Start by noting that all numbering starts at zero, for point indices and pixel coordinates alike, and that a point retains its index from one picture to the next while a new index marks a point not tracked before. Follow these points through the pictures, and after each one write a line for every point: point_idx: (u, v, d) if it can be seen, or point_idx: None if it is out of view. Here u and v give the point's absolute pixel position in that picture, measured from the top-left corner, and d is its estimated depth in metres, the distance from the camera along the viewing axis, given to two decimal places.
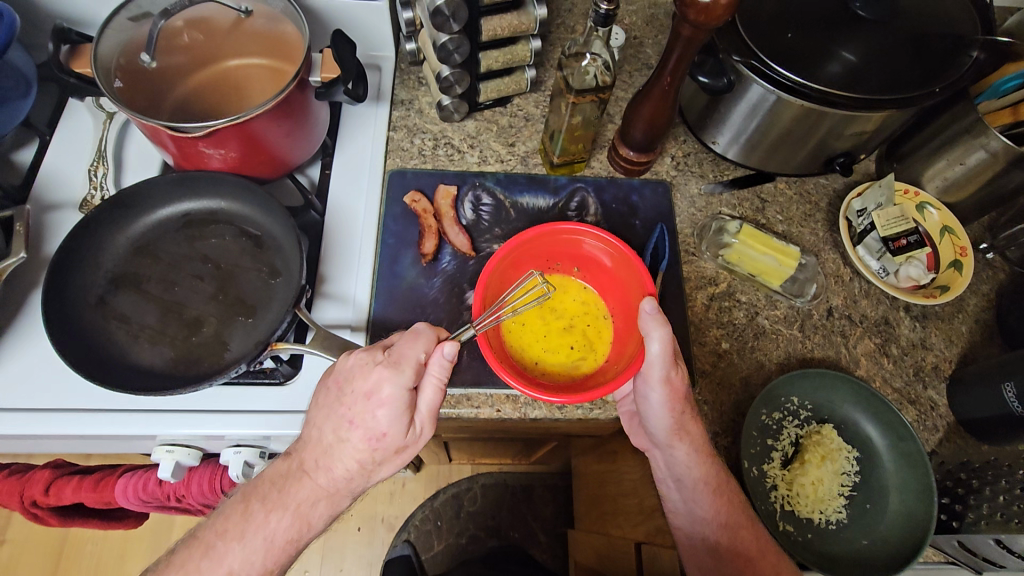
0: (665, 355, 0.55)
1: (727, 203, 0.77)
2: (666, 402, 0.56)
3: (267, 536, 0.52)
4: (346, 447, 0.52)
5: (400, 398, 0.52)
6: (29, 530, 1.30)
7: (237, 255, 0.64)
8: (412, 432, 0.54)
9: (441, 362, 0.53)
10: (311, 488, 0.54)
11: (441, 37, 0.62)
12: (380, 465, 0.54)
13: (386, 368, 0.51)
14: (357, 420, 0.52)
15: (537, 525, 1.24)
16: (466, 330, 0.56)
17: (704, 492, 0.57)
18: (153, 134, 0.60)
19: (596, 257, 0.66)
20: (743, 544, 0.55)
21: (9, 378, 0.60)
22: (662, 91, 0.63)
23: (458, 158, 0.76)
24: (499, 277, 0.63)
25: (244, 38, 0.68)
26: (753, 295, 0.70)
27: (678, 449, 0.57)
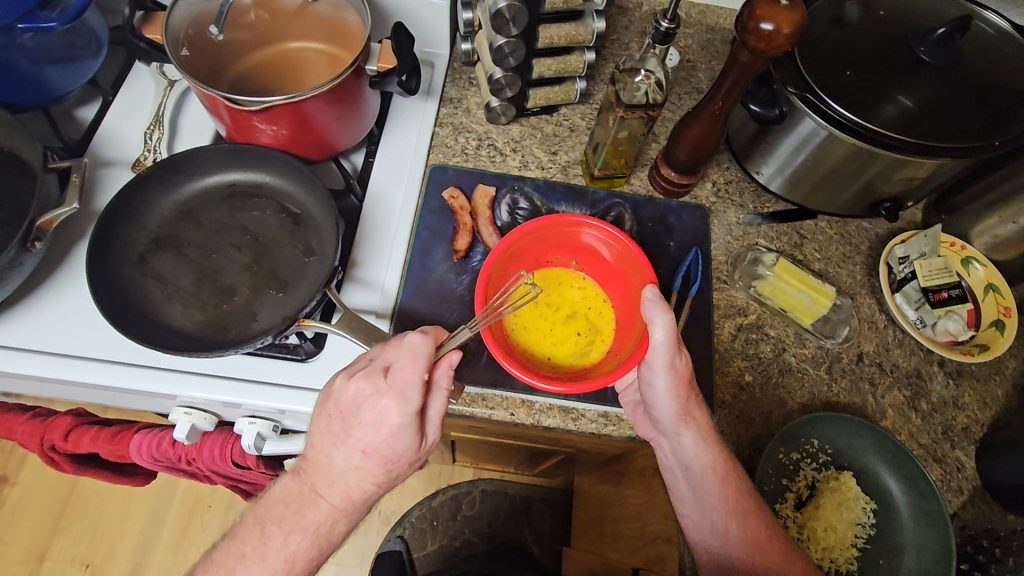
0: (670, 341, 0.55)
1: (766, 235, 0.75)
2: (672, 388, 0.57)
3: (287, 557, 0.55)
4: (362, 473, 0.54)
5: (412, 422, 0.53)
6: (38, 476, 1.33)
7: (275, 230, 0.65)
8: (424, 445, 0.56)
9: (446, 369, 0.54)
10: (324, 508, 0.55)
11: (498, 39, 0.63)
12: (393, 480, 0.57)
13: (392, 398, 0.52)
14: (370, 450, 0.54)
15: (533, 538, 1.25)
16: (461, 330, 0.55)
17: (713, 478, 0.56)
18: (212, 104, 0.62)
19: (596, 248, 0.66)
20: (747, 528, 0.56)
21: (48, 323, 0.62)
22: (712, 115, 0.63)
23: (499, 161, 0.76)
24: (501, 272, 0.63)
25: (309, 22, 0.70)
26: (782, 331, 0.69)
27: (685, 436, 0.57)
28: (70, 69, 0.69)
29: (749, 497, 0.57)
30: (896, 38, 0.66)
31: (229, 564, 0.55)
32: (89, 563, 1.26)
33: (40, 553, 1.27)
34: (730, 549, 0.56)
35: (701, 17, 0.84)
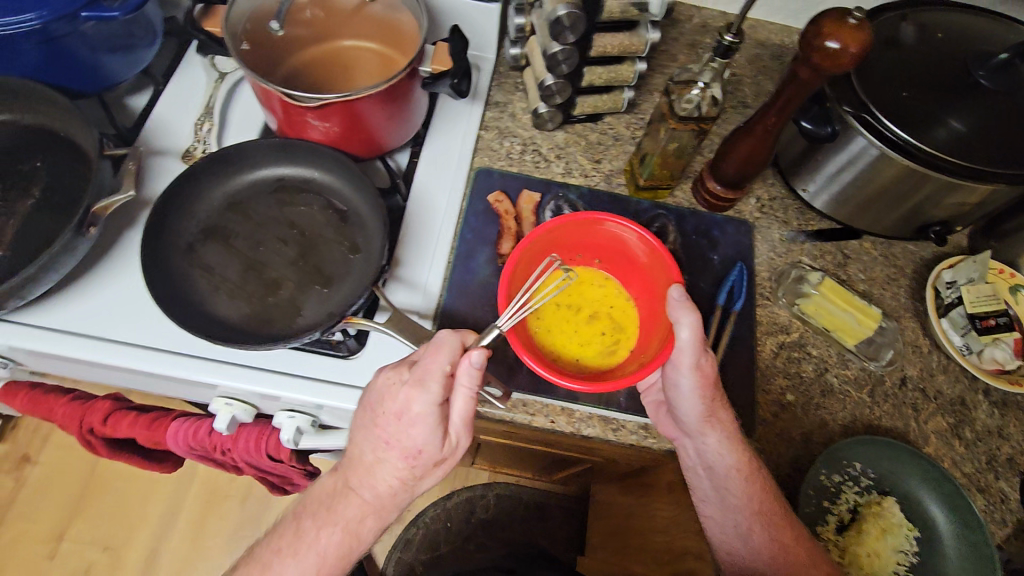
0: (697, 341, 0.56)
1: (809, 253, 0.75)
2: (697, 389, 0.56)
3: (319, 552, 0.55)
4: (386, 465, 0.55)
5: (431, 415, 0.53)
6: (60, 456, 1.35)
7: (322, 225, 0.66)
8: (448, 444, 0.56)
9: (470, 369, 0.51)
10: (360, 503, 0.57)
11: (554, 46, 0.63)
12: (421, 478, 0.57)
13: (411, 387, 0.53)
14: (393, 441, 0.55)
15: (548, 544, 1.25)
16: (489, 329, 0.54)
17: (737, 479, 0.57)
18: (268, 99, 0.62)
19: (621, 245, 0.66)
20: (773, 531, 0.57)
21: (96, 308, 0.62)
22: (764, 130, 0.62)
23: (543, 166, 0.76)
24: (524, 270, 0.64)
25: (363, 21, 0.71)
26: (825, 350, 0.68)
27: (710, 436, 0.58)
28: (126, 57, 0.70)
29: (774, 500, 0.58)
30: (954, 61, 0.65)
31: (268, 557, 0.56)
32: (106, 546, 1.28)
33: (59, 533, 1.29)
34: (754, 549, 0.57)
35: (751, 32, 0.84)
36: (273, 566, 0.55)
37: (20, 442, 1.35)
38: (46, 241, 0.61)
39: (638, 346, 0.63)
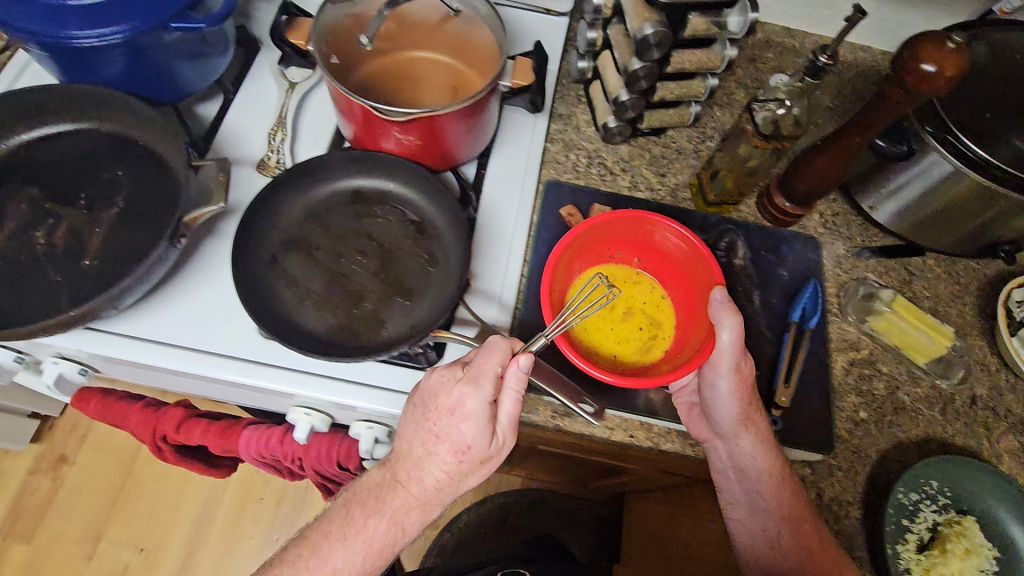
0: (737, 345, 0.58)
1: (874, 269, 0.75)
2: (734, 393, 0.59)
3: (366, 540, 0.56)
4: (436, 459, 0.55)
5: (483, 411, 0.54)
6: (95, 457, 1.35)
7: (399, 238, 0.66)
8: (496, 443, 0.56)
9: (518, 374, 0.53)
10: (406, 498, 0.57)
11: (635, 63, 0.63)
12: (466, 475, 0.57)
13: (467, 384, 0.53)
14: (442, 434, 0.55)
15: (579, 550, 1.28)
16: (538, 339, 0.56)
17: (767, 483, 0.61)
18: (356, 113, 0.63)
19: (659, 245, 0.68)
20: (801, 538, 0.59)
21: (179, 318, 0.63)
22: (845, 147, 0.63)
23: (610, 180, 0.76)
24: (565, 265, 0.65)
25: (436, 34, 0.72)
26: (895, 368, 0.69)
27: (743, 439, 0.60)
28: (203, 67, 0.70)
29: (805, 511, 0.60)
30: None
31: (316, 540, 0.57)
32: (143, 548, 1.29)
33: (96, 534, 1.29)
34: (779, 551, 0.61)
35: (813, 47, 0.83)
36: (322, 549, 0.56)
37: (56, 443, 1.35)
38: (133, 252, 0.61)
39: (675, 340, 0.65)
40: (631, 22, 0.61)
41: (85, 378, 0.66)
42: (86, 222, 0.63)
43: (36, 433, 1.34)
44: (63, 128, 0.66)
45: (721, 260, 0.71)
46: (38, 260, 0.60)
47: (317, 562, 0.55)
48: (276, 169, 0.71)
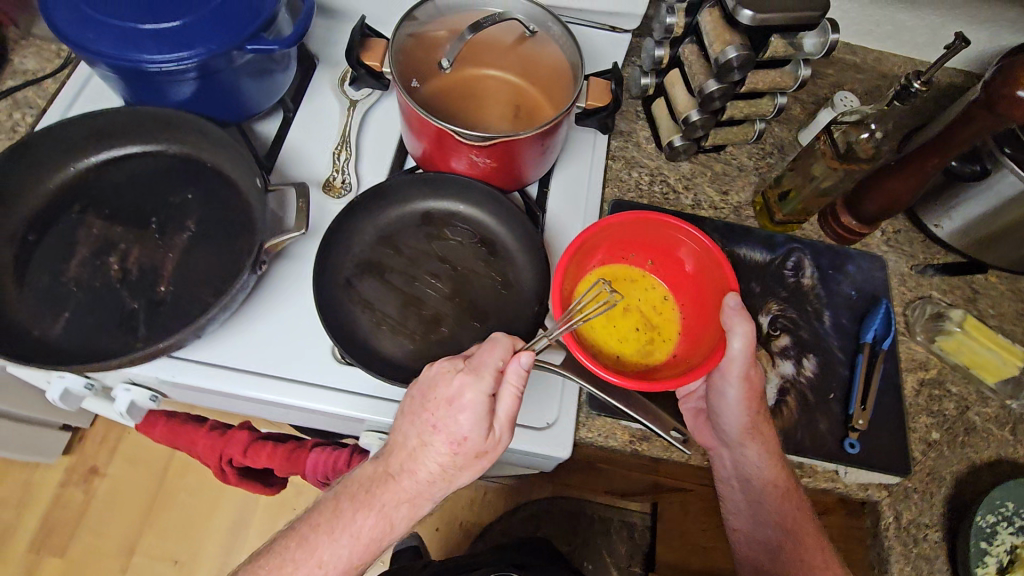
0: (745, 354, 0.57)
1: (937, 287, 0.75)
2: (742, 401, 0.59)
3: (353, 534, 0.52)
4: (430, 450, 0.52)
5: (480, 404, 0.50)
6: (127, 468, 1.34)
7: (471, 260, 0.66)
8: (491, 437, 0.52)
9: (518, 371, 0.51)
10: (396, 492, 0.53)
11: (712, 85, 0.62)
12: (460, 471, 0.53)
13: (467, 375, 0.51)
14: (437, 424, 0.51)
15: (611, 559, 1.27)
16: (539, 338, 0.55)
17: (774, 492, 0.61)
18: (433, 136, 0.63)
19: (668, 250, 0.66)
20: (805, 552, 0.60)
21: (251, 345, 0.62)
22: (922, 170, 0.63)
23: (673, 198, 0.76)
24: (577, 264, 0.63)
25: (502, 55, 0.72)
26: (964, 388, 0.69)
27: (749, 448, 0.61)
28: (267, 86, 0.69)
29: (811, 524, 0.62)
30: None
31: (303, 533, 0.53)
32: (178, 560, 1.28)
33: (129, 547, 1.28)
34: (778, 559, 0.61)
35: (874, 64, 0.82)
36: (308, 541, 0.53)
37: (87, 454, 1.34)
38: (209, 277, 0.61)
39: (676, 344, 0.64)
40: (712, 46, 0.61)
41: (155, 403, 0.66)
42: (158, 246, 0.62)
43: (68, 445, 1.33)
44: (131, 150, 0.66)
45: (791, 280, 0.71)
46: (114, 286, 0.59)
47: (305, 555, 0.52)
48: (342, 190, 0.70)
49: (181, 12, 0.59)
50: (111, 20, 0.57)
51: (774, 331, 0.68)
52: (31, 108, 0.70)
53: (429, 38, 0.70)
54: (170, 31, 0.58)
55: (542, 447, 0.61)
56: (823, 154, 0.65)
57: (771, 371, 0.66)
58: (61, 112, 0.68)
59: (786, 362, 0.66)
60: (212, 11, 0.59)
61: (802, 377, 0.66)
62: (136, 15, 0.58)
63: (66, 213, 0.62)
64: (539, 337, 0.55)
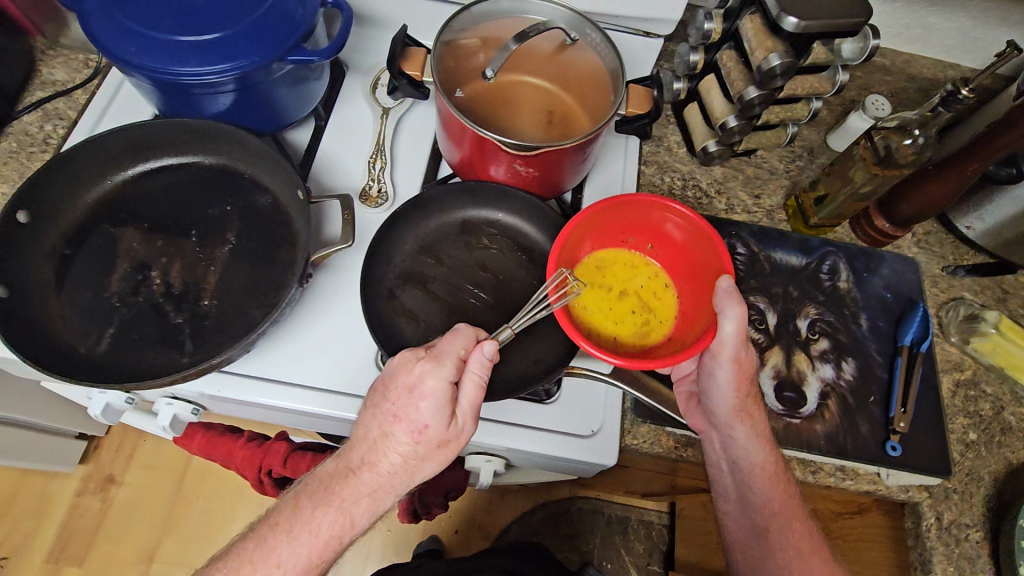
0: (740, 335, 0.55)
1: (968, 287, 0.76)
2: (733, 383, 0.58)
3: (312, 530, 0.51)
4: (391, 441, 0.51)
5: (442, 393, 0.50)
6: (143, 475, 1.31)
7: (512, 268, 0.66)
8: (454, 427, 0.52)
9: (481, 361, 0.51)
10: (356, 485, 0.52)
11: (752, 92, 0.62)
12: (423, 463, 0.52)
13: (427, 362, 0.51)
14: (397, 414, 0.51)
15: (630, 560, 1.18)
16: (503, 330, 0.54)
17: (761, 476, 0.59)
18: (475, 143, 0.62)
19: (664, 232, 0.64)
20: (790, 536, 0.58)
21: (293, 356, 0.61)
22: (962, 175, 0.64)
23: (706, 203, 0.77)
24: (573, 245, 0.62)
25: (534, 61, 0.72)
26: (998, 388, 0.70)
27: (738, 430, 0.59)
28: (302, 95, 0.68)
29: (797, 507, 0.59)
30: None
31: (262, 532, 0.52)
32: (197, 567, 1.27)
33: (149, 554, 1.26)
34: (763, 542, 0.59)
35: (903, 66, 0.82)
36: (265, 542, 0.51)
37: (103, 463, 1.31)
38: (252, 290, 0.60)
39: (671, 330, 0.62)
40: (755, 54, 0.61)
41: (197, 416, 0.66)
42: (199, 259, 0.61)
43: (83, 454, 1.30)
44: (168, 162, 0.66)
45: (827, 284, 0.71)
46: (157, 300, 0.59)
47: (263, 557, 0.51)
48: (378, 200, 0.69)
49: (222, 24, 0.58)
50: (152, 32, 0.57)
51: (812, 335, 0.68)
52: (62, 119, 0.70)
53: (462, 47, 0.69)
54: (211, 43, 0.58)
55: (589, 456, 0.62)
56: (863, 160, 0.66)
57: (811, 375, 0.66)
58: (94, 120, 0.69)
59: (826, 366, 0.67)
60: (252, 23, 0.59)
61: (842, 380, 0.66)
62: (178, 27, 0.57)
63: (106, 227, 0.62)
64: (499, 330, 0.54)
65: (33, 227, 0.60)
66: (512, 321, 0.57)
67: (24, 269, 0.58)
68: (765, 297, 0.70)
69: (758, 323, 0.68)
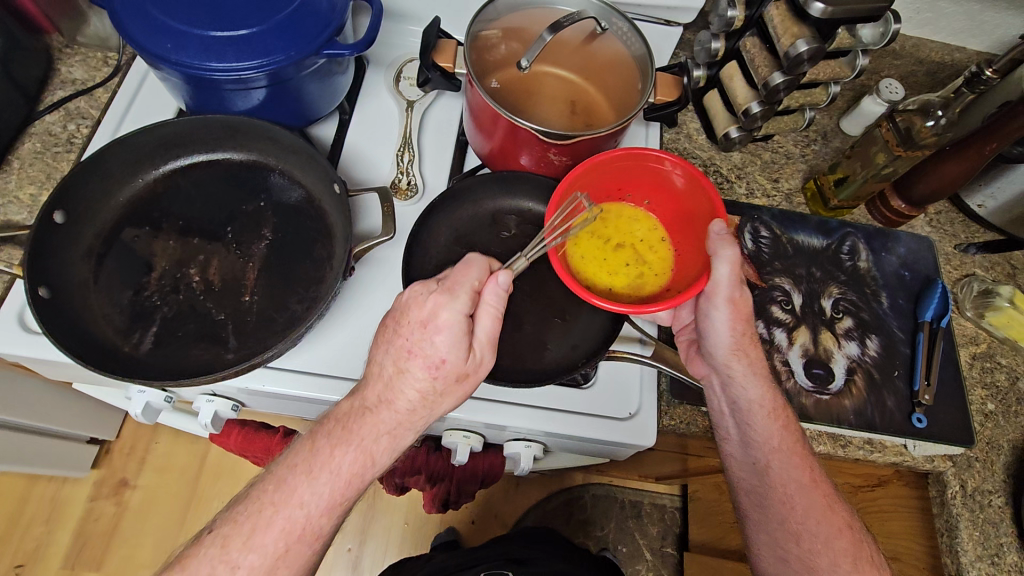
0: (734, 278, 0.56)
1: (980, 264, 0.78)
2: (730, 322, 0.58)
3: (333, 470, 0.50)
4: (407, 377, 0.50)
5: (458, 324, 0.50)
6: (154, 477, 1.24)
7: (545, 257, 0.67)
8: (473, 358, 0.51)
9: (497, 291, 0.51)
10: (375, 423, 0.51)
11: (777, 78, 0.64)
12: (441, 397, 0.52)
13: (441, 294, 0.50)
14: (412, 349, 0.50)
15: (644, 543, 1.20)
16: (516, 261, 0.56)
17: (762, 413, 0.58)
18: (508, 132, 0.63)
19: (660, 186, 0.64)
20: (793, 470, 0.57)
21: (335, 349, 0.62)
22: (980, 154, 0.65)
23: (727, 188, 0.78)
24: (569, 199, 0.62)
25: (559, 52, 0.72)
26: (1012, 359, 0.72)
27: (736, 369, 0.59)
28: (329, 89, 0.68)
29: (798, 441, 0.59)
30: None
31: (282, 474, 0.50)
32: None
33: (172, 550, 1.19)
34: (765, 480, 0.58)
35: (913, 49, 0.84)
36: (287, 483, 0.49)
37: (116, 466, 1.24)
38: (292, 284, 0.61)
39: (662, 286, 0.63)
40: (781, 40, 0.63)
41: (236, 413, 0.66)
42: (236, 256, 0.61)
43: (95, 459, 1.23)
44: (197, 158, 0.66)
45: (847, 264, 0.73)
46: (197, 298, 0.59)
47: (284, 496, 0.49)
48: (409, 192, 0.70)
49: (258, 19, 0.58)
50: (193, 30, 0.57)
51: (837, 314, 0.70)
52: (85, 118, 0.69)
53: (485, 40, 0.69)
54: (248, 39, 0.58)
55: (628, 438, 0.62)
56: (885, 142, 0.68)
57: (838, 352, 0.68)
58: (118, 117, 0.69)
59: (851, 343, 0.69)
60: (287, 16, 0.59)
61: (866, 356, 0.68)
62: (214, 23, 0.57)
63: (141, 227, 0.62)
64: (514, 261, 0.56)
65: (68, 228, 0.60)
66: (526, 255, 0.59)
67: (62, 269, 0.58)
68: (790, 279, 0.71)
69: (784, 303, 0.70)
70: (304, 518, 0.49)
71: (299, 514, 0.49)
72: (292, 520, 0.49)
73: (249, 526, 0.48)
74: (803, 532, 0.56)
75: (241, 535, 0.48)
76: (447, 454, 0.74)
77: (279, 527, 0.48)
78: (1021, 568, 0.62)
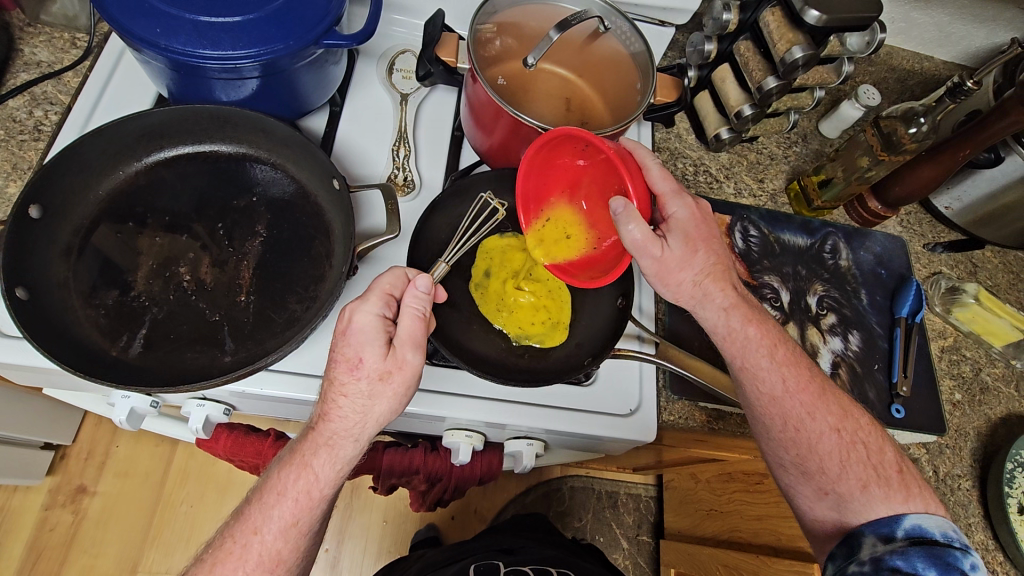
0: (646, 238, 0.56)
1: (946, 263, 0.83)
2: (660, 277, 0.60)
3: (279, 491, 0.51)
4: (332, 385, 0.51)
5: (373, 324, 0.51)
6: (109, 484, 1.15)
7: None
8: (392, 357, 0.50)
9: (417, 295, 0.52)
10: (313, 437, 0.52)
11: (770, 82, 0.66)
12: (373, 401, 0.51)
13: (354, 300, 0.52)
14: (336, 356, 0.51)
15: (620, 532, 1.22)
16: (438, 266, 0.56)
17: (723, 340, 0.61)
18: (511, 129, 0.62)
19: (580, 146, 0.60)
20: (760, 386, 0.60)
21: None
22: (952, 160, 0.70)
23: (717, 187, 0.80)
24: (540, 193, 0.65)
25: (561, 52, 0.71)
26: (976, 352, 0.77)
27: (689, 304, 0.62)
28: (323, 81, 0.66)
29: (766, 354, 0.60)
30: None
31: (255, 492, 0.52)
32: None
33: (131, 565, 1.12)
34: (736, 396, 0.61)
35: (886, 57, 0.89)
36: (256, 502, 0.51)
37: (72, 472, 1.15)
38: (290, 284, 0.58)
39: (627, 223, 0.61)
40: (777, 46, 0.65)
41: (227, 417, 0.63)
42: (229, 254, 0.58)
43: (49, 465, 1.13)
44: (183, 151, 0.63)
45: (830, 262, 0.77)
46: (189, 297, 0.56)
47: (241, 528, 0.51)
48: (406, 188, 0.68)
49: (255, 7, 0.55)
50: (186, 15, 0.54)
51: (821, 310, 0.73)
52: (53, 104, 0.65)
53: (481, 35, 0.67)
54: (243, 25, 0.55)
55: (631, 434, 0.63)
56: (869, 147, 0.72)
57: (823, 347, 0.71)
58: (91, 105, 0.65)
59: (834, 338, 0.72)
60: (285, 4, 0.56)
61: (849, 351, 0.72)
62: (207, 8, 0.54)
63: (124, 223, 0.58)
64: (439, 266, 0.56)
65: (46, 223, 0.56)
66: (447, 253, 0.60)
67: (38, 269, 0.54)
68: (778, 277, 0.74)
69: (773, 300, 0.72)
70: (261, 542, 0.50)
71: (255, 540, 0.50)
72: (247, 549, 0.50)
73: (213, 559, 0.50)
74: (790, 439, 0.58)
75: (204, 570, 0.49)
76: (444, 455, 0.73)
77: (237, 557, 0.49)
78: (986, 545, 0.67)
